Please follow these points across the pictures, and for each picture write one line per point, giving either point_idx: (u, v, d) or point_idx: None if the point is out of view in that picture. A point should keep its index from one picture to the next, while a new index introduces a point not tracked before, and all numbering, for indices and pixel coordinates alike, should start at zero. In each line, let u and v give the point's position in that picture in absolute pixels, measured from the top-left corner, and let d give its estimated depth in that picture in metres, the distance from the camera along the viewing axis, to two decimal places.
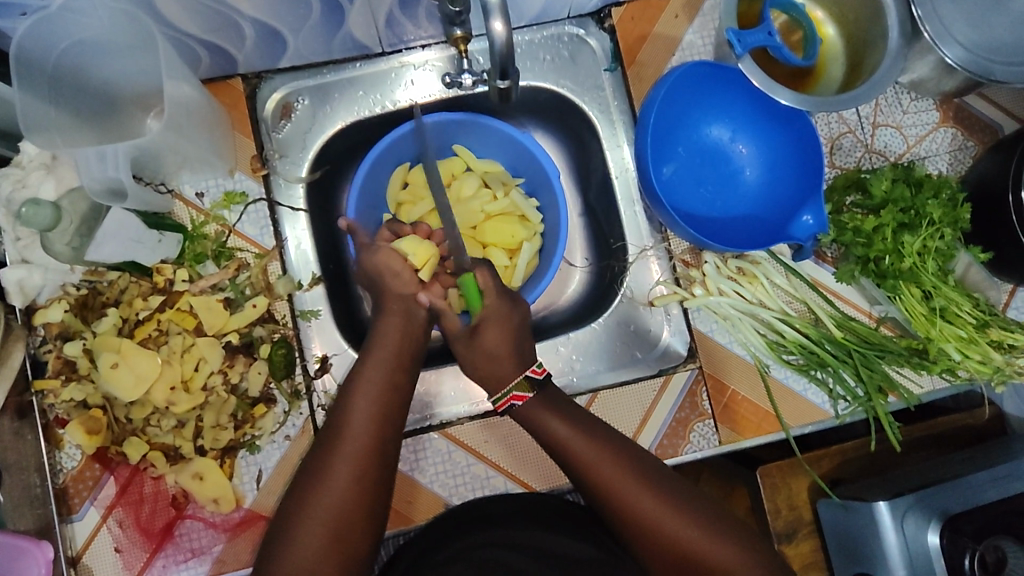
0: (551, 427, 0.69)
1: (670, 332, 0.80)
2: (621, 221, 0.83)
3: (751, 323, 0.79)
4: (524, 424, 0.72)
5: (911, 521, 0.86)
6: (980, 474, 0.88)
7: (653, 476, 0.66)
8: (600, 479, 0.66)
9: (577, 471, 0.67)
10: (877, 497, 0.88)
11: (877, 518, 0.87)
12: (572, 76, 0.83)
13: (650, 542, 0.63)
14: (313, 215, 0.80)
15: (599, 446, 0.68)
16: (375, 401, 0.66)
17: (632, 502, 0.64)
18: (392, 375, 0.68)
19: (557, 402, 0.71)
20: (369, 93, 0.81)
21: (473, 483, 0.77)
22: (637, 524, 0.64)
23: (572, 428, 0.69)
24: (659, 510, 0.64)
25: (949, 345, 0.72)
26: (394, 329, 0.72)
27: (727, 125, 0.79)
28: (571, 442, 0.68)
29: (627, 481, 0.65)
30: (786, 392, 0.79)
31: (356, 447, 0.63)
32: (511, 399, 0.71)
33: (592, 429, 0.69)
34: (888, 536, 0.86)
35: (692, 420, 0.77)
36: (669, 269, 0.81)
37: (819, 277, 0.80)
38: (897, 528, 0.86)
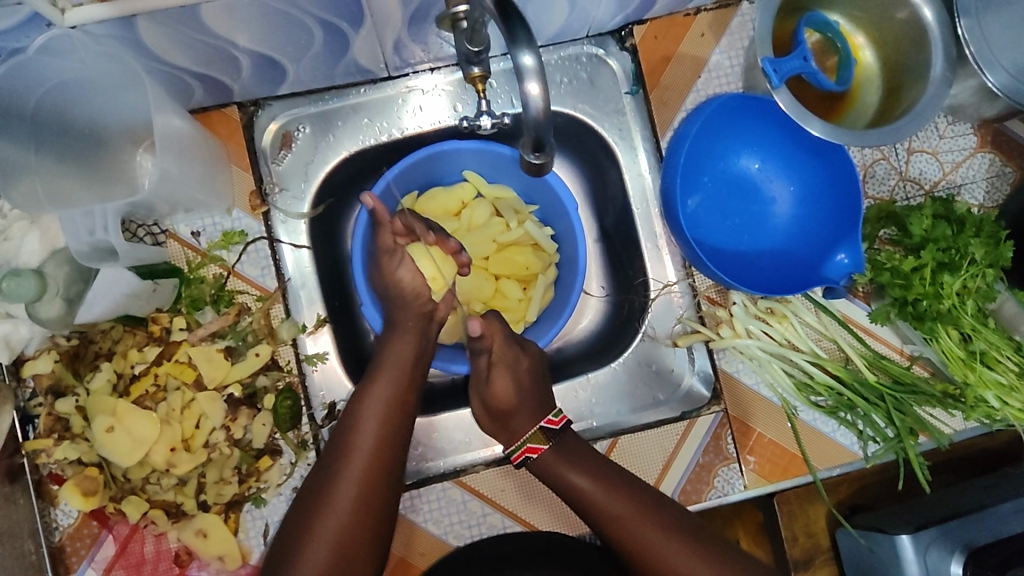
0: (574, 482, 0.66)
1: (693, 372, 0.77)
2: (641, 255, 0.80)
3: (780, 365, 0.75)
4: (540, 476, 0.69)
5: (934, 553, 0.83)
6: (1006, 505, 0.84)
7: (687, 531, 0.64)
8: (627, 535, 0.64)
9: (602, 526, 0.65)
10: (899, 529, 0.85)
11: (899, 557, 0.84)
12: (591, 99, 0.78)
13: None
14: (317, 250, 0.75)
15: (629, 501, 0.65)
16: (383, 420, 0.63)
17: (660, 557, 0.63)
18: (401, 389, 0.65)
19: (577, 453, 0.68)
20: (374, 120, 0.77)
21: (489, 532, 0.73)
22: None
23: (597, 484, 0.66)
24: (687, 563, 0.62)
25: (989, 392, 0.69)
26: (405, 342, 0.68)
27: (757, 155, 0.75)
28: (595, 497, 0.65)
29: (655, 534, 0.63)
30: (813, 434, 0.76)
31: (362, 467, 0.61)
32: (524, 453, 0.68)
33: (613, 478, 0.67)
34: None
35: (717, 465, 0.74)
36: (693, 306, 0.78)
37: (850, 314, 0.77)
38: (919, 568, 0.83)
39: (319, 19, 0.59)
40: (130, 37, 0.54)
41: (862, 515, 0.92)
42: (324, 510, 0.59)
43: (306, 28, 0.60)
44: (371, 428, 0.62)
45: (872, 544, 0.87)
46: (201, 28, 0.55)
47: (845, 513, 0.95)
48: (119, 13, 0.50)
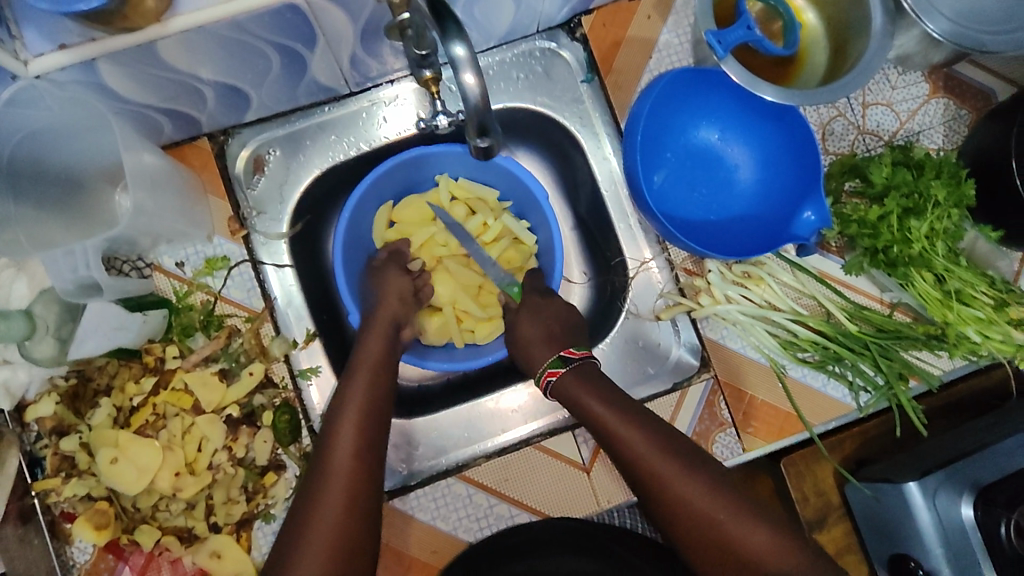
0: (590, 406, 0.68)
1: (682, 344, 0.78)
2: (616, 235, 0.81)
3: (762, 326, 0.76)
4: (563, 399, 0.71)
5: (942, 497, 0.83)
6: (1009, 442, 0.84)
7: (695, 460, 0.65)
8: (637, 458, 0.65)
9: (616, 449, 0.66)
10: (905, 477, 0.85)
11: (909, 503, 0.84)
12: (548, 91, 0.81)
13: (691, 529, 0.62)
14: (300, 267, 0.78)
15: (643, 429, 0.66)
16: (359, 425, 0.63)
17: (666, 482, 0.63)
18: (376, 397, 0.66)
19: (597, 379, 0.70)
20: (341, 136, 0.79)
21: (498, 523, 0.73)
22: (681, 516, 0.63)
23: (611, 408, 0.67)
24: (692, 491, 0.63)
25: (969, 328, 0.70)
26: (376, 356, 0.70)
27: (715, 125, 0.77)
28: (610, 422, 0.66)
29: (664, 460, 0.64)
30: (804, 390, 0.77)
31: (348, 460, 0.61)
32: (546, 376, 0.72)
33: (630, 406, 0.68)
34: (923, 522, 0.84)
35: (713, 432, 0.75)
36: (671, 279, 0.79)
37: (826, 269, 0.78)
38: (929, 512, 0.83)
39: (273, 44, 0.61)
40: (94, 81, 0.57)
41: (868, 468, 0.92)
42: (313, 509, 0.58)
43: (263, 54, 0.62)
44: (351, 419, 0.64)
45: (876, 494, 0.88)
46: (161, 64, 0.57)
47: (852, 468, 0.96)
48: (79, 58, 0.53)
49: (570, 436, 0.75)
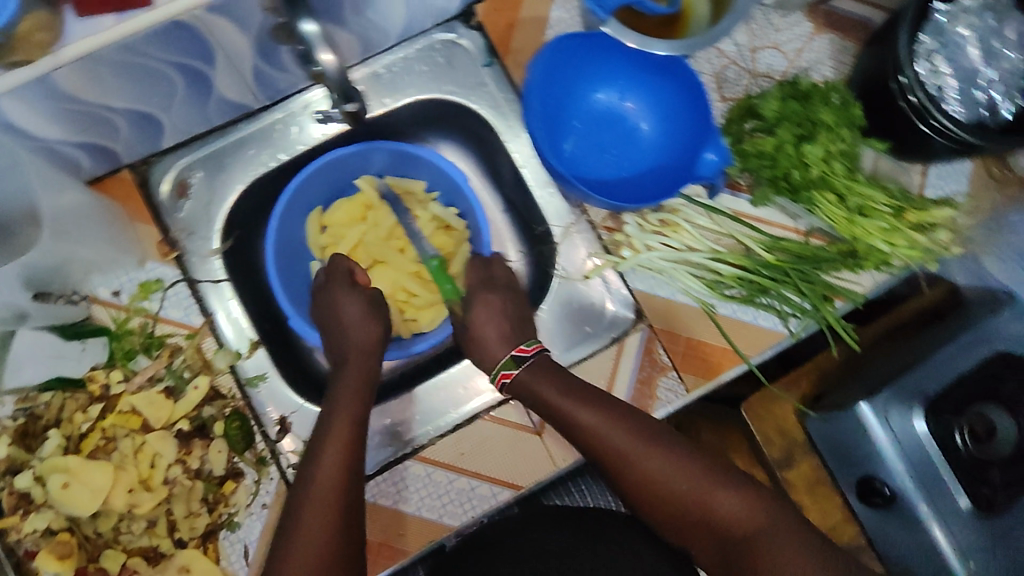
0: (547, 398, 0.69)
1: (616, 300, 0.80)
2: (538, 206, 0.84)
3: (686, 269, 0.79)
4: (521, 396, 0.72)
5: (894, 415, 0.85)
6: (947, 349, 0.83)
7: (656, 434, 0.65)
8: (598, 442, 0.66)
9: (579, 438, 0.67)
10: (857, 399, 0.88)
11: (866, 422, 0.87)
12: (453, 79, 0.84)
13: (662, 507, 0.63)
14: (237, 282, 0.80)
15: (600, 413, 0.67)
16: (345, 462, 0.63)
17: (630, 461, 0.64)
18: (349, 425, 0.66)
19: (551, 369, 0.71)
20: (260, 150, 0.82)
21: (460, 498, 0.74)
22: (650, 495, 0.63)
23: (567, 397, 0.68)
24: (655, 467, 0.63)
25: (876, 240, 0.74)
26: (351, 394, 0.69)
27: (613, 87, 0.81)
28: (568, 411, 0.68)
29: (626, 440, 0.65)
30: (736, 325, 0.79)
31: (324, 487, 0.61)
32: (501, 378, 0.73)
33: (587, 392, 0.69)
34: (881, 439, 0.87)
35: (656, 377, 0.77)
36: (596, 240, 0.82)
37: (739, 208, 0.81)
38: (886, 429, 0.86)
39: (172, 64, 0.63)
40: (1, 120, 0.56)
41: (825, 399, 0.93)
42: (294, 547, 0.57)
43: (166, 77, 0.65)
44: (328, 450, 0.64)
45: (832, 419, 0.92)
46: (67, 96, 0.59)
47: None
48: None
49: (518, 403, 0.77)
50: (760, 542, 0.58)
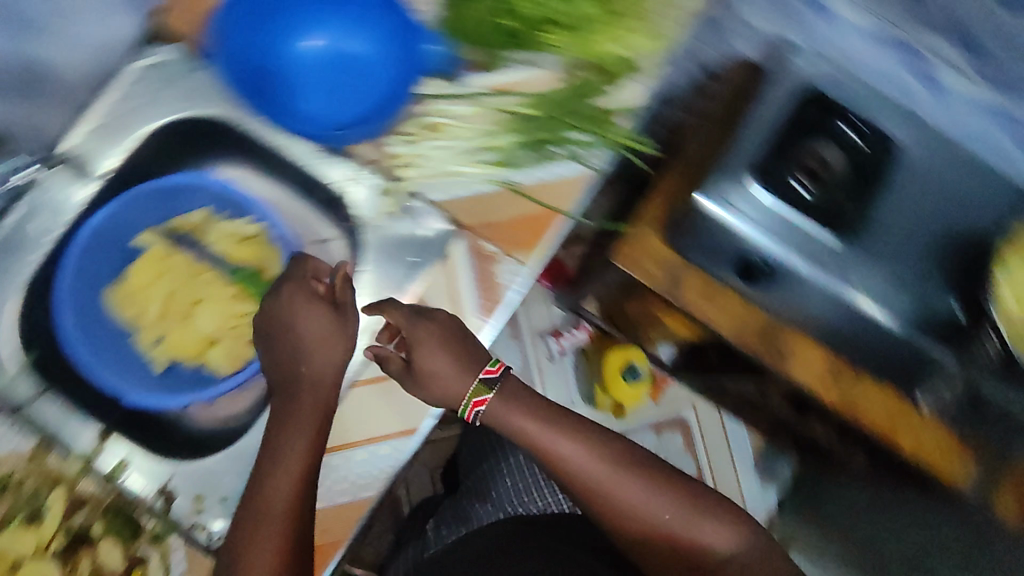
0: (515, 422, 0.74)
1: (425, 222, 0.79)
2: (315, 172, 0.81)
3: (469, 157, 0.80)
4: (495, 424, 0.75)
5: None
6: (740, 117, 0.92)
7: (630, 464, 0.75)
8: (533, 444, 0.74)
9: (530, 446, 0.74)
10: None
11: (715, 217, 0.96)
12: (174, 93, 0.80)
13: (626, 526, 0.74)
14: (59, 389, 0.76)
15: (537, 418, 0.74)
16: (300, 477, 0.69)
17: (589, 487, 0.73)
18: (297, 489, 0.69)
19: (524, 398, 0.75)
20: (18, 254, 0.77)
21: (364, 471, 0.75)
22: (623, 521, 0.73)
23: (538, 423, 0.74)
24: (630, 500, 0.73)
25: (609, 45, 0.78)
26: (304, 430, 0.71)
27: (314, 14, 0.73)
28: (531, 431, 0.74)
29: (612, 477, 0.73)
30: (540, 185, 0.80)
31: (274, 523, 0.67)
32: (475, 408, 0.74)
33: (542, 406, 0.75)
34: (734, 224, 0.96)
35: (490, 268, 0.78)
36: (380, 176, 0.80)
37: (494, 80, 0.80)
38: (731, 214, 0.96)
39: None
40: None
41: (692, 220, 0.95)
42: None
43: None
44: (280, 494, 0.68)
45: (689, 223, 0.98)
46: None
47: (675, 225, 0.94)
48: None
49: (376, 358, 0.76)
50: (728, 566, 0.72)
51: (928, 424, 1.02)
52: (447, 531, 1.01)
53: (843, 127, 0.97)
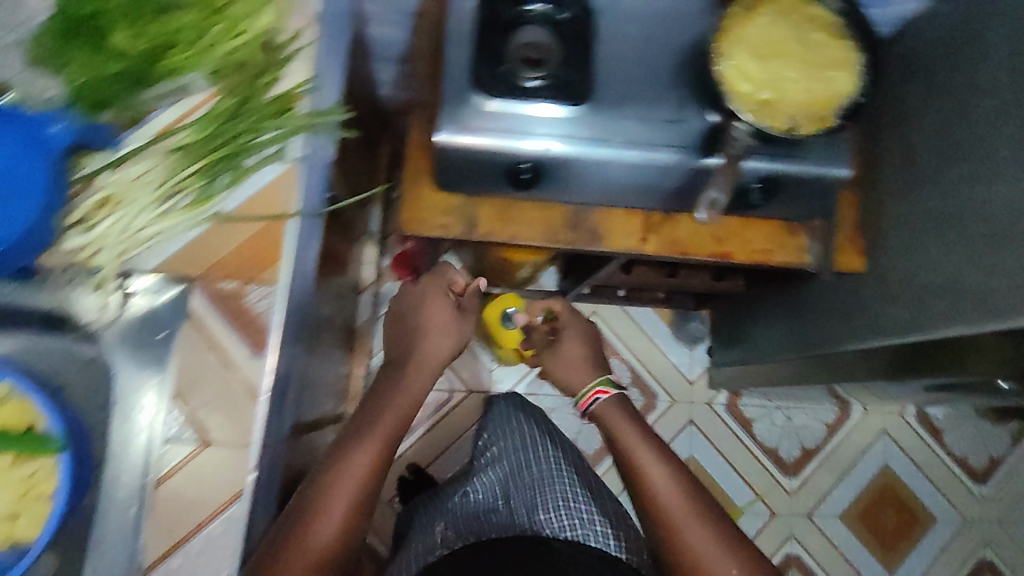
0: (628, 432, 1.11)
1: (158, 295, 0.79)
2: (23, 299, 0.76)
3: (164, 210, 0.72)
4: (599, 424, 1.16)
5: (466, 115, 0.93)
6: (452, 57, 0.95)
7: (707, 512, 1.00)
8: (642, 475, 1.05)
9: (625, 461, 1.08)
10: (442, 137, 0.94)
11: (465, 145, 0.94)
12: None
13: (653, 517, 1.01)
14: None
15: (657, 459, 1.06)
16: (340, 527, 0.90)
17: (657, 503, 1.02)
18: (340, 529, 0.90)
19: (621, 421, 1.13)
20: None
21: (212, 561, 0.67)
22: (652, 511, 1.01)
23: (641, 436, 1.10)
24: (681, 512, 1.00)
25: (245, 29, 0.69)
26: (417, 376, 1.10)
27: None
28: (631, 449, 1.08)
29: (681, 513, 0.99)
30: (251, 201, 0.75)
31: (311, 569, 0.85)
32: (593, 395, 1.18)
33: (658, 449, 1.08)
34: (486, 143, 0.94)
35: (242, 300, 0.75)
36: (82, 271, 0.74)
37: (156, 125, 0.74)
38: (477, 135, 0.94)
39: None
40: None
41: (453, 176, 1.00)
42: None
43: None
44: (324, 541, 0.88)
45: (456, 168, 0.98)
46: None
47: (506, 209, 1.04)
48: None
49: (171, 442, 0.72)
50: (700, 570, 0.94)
51: (751, 226, 1.09)
52: (482, 483, 1.17)
53: (529, 5, 0.95)
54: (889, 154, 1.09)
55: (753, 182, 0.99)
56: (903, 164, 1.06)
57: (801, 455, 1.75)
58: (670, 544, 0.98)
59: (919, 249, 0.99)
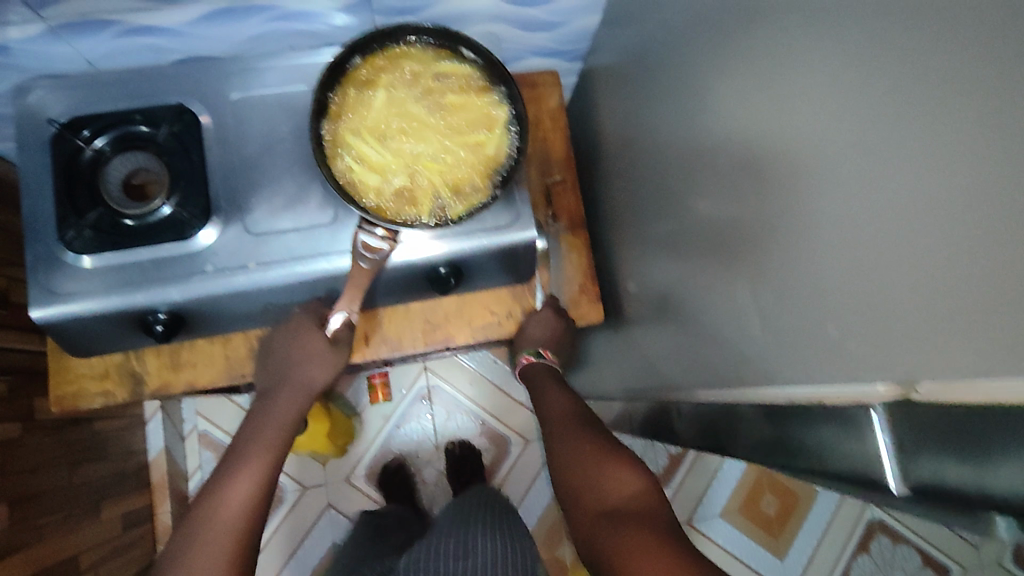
0: (553, 387, 0.92)
1: None
2: None
3: None
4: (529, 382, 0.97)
5: (71, 284, 0.78)
6: (45, 211, 0.80)
7: (603, 443, 0.77)
8: (550, 416, 0.86)
9: (543, 411, 0.89)
10: (45, 314, 0.78)
11: (72, 314, 0.78)
12: None
13: (563, 460, 0.78)
14: None
15: (566, 402, 0.88)
16: (241, 525, 0.71)
17: (561, 443, 0.81)
18: (251, 506, 0.73)
19: (552, 372, 0.95)
20: None
21: None
22: (562, 453, 0.79)
23: (566, 392, 0.90)
24: (588, 444, 0.77)
25: None
26: (289, 405, 0.85)
27: None
28: (551, 395, 0.90)
29: (587, 446, 0.77)
30: None
31: (228, 547, 0.69)
32: (524, 359, 0.97)
33: (571, 394, 0.90)
34: (93, 305, 0.78)
35: None
36: None
37: None
38: (77, 300, 0.78)
39: None
40: None
41: (93, 342, 0.85)
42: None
43: None
44: (244, 481, 0.75)
45: (89, 337, 0.83)
46: None
47: (176, 355, 0.91)
48: None
49: None
50: (620, 509, 0.67)
51: (471, 302, 0.98)
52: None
53: (103, 140, 0.81)
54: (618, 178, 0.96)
55: (437, 269, 0.86)
56: (629, 191, 0.94)
57: (670, 460, 1.68)
58: (551, 451, 0.82)
59: (649, 272, 0.91)
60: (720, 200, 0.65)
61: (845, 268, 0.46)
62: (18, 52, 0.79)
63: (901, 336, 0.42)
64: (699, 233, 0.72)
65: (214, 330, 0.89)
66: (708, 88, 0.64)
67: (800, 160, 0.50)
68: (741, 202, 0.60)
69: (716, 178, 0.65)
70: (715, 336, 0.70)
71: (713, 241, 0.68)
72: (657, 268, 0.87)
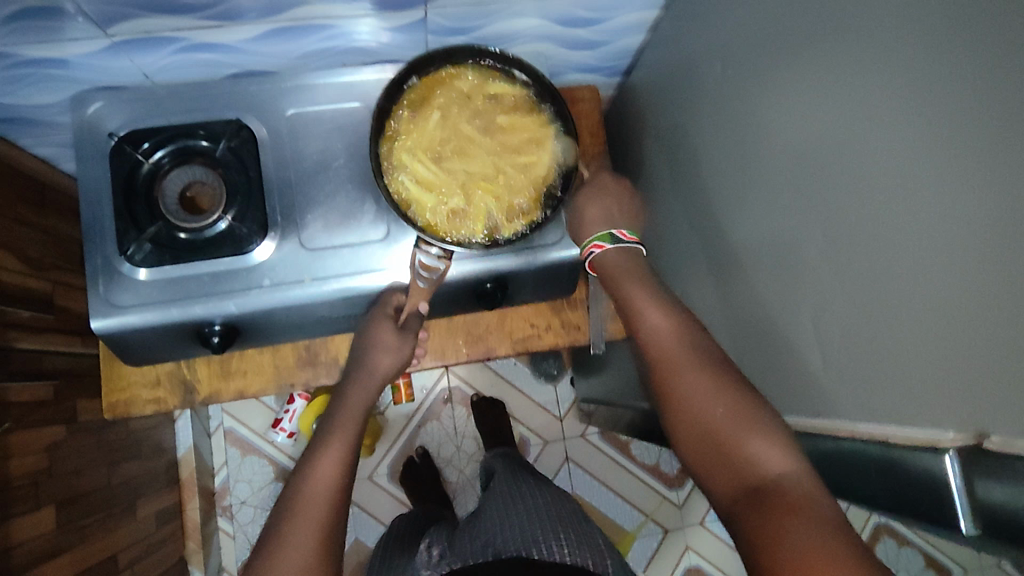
0: (642, 294, 0.77)
1: None
2: None
3: None
4: (603, 271, 0.83)
5: (132, 294, 0.80)
6: (106, 223, 0.81)
7: (731, 395, 0.64)
8: (651, 342, 0.73)
9: (641, 333, 0.75)
10: (108, 325, 0.79)
11: (134, 325, 0.80)
12: None
13: (685, 417, 0.66)
14: None
15: (669, 323, 0.73)
16: (331, 494, 0.73)
17: (674, 394, 0.68)
18: (341, 475, 0.75)
19: (638, 271, 0.80)
20: None
21: None
22: (678, 406, 0.68)
23: (665, 307, 0.75)
24: (708, 395, 0.65)
25: None
26: (358, 394, 0.85)
27: None
28: (642, 306, 0.76)
29: (710, 399, 0.65)
30: None
31: (320, 513, 0.71)
32: (591, 249, 0.83)
33: (673, 305, 0.75)
34: (155, 317, 0.80)
35: None
36: None
37: None
38: (140, 311, 0.80)
39: None
40: None
41: (148, 351, 0.87)
42: (283, 542, 0.68)
43: None
44: (332, 452, 0.77)
45: (146, 347, 0.85)
46: None
47: (224, 363, 0.93)
48: None
49: None
50: (774, 488, 0.56)
51: (512, 315, 1.00)
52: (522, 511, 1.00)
53: (162, 153, 0.83)
54: (659, 199, 0.99)
55: (484, 284, 0.88)
56: (669, 213, 0.96)
57: None
58: (668, 400, 0.69)
59: (685, 292, 0.94)
60: (772, 234, 0.68)
61: (918, 321, 0.49)
62: (79, 66, 0.80)
63: (973, 390, 0.45)
64: (745, 262, 0.75)
65: (264, 341, 0.91)
66: (766, 127, 0.67)
67: (867, 210, 0.52)
68: (798, 239, 0.63)
69: (769, 212, 0.68)
70: (762, 361, 0.73)
71: (762, 272, 0.71)
72: (696, 287, 0.90)
